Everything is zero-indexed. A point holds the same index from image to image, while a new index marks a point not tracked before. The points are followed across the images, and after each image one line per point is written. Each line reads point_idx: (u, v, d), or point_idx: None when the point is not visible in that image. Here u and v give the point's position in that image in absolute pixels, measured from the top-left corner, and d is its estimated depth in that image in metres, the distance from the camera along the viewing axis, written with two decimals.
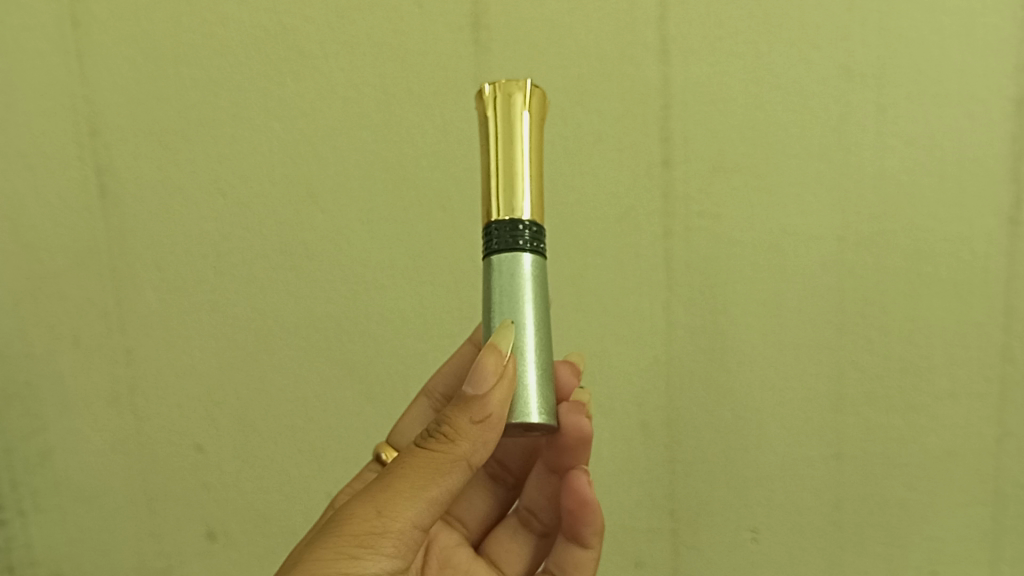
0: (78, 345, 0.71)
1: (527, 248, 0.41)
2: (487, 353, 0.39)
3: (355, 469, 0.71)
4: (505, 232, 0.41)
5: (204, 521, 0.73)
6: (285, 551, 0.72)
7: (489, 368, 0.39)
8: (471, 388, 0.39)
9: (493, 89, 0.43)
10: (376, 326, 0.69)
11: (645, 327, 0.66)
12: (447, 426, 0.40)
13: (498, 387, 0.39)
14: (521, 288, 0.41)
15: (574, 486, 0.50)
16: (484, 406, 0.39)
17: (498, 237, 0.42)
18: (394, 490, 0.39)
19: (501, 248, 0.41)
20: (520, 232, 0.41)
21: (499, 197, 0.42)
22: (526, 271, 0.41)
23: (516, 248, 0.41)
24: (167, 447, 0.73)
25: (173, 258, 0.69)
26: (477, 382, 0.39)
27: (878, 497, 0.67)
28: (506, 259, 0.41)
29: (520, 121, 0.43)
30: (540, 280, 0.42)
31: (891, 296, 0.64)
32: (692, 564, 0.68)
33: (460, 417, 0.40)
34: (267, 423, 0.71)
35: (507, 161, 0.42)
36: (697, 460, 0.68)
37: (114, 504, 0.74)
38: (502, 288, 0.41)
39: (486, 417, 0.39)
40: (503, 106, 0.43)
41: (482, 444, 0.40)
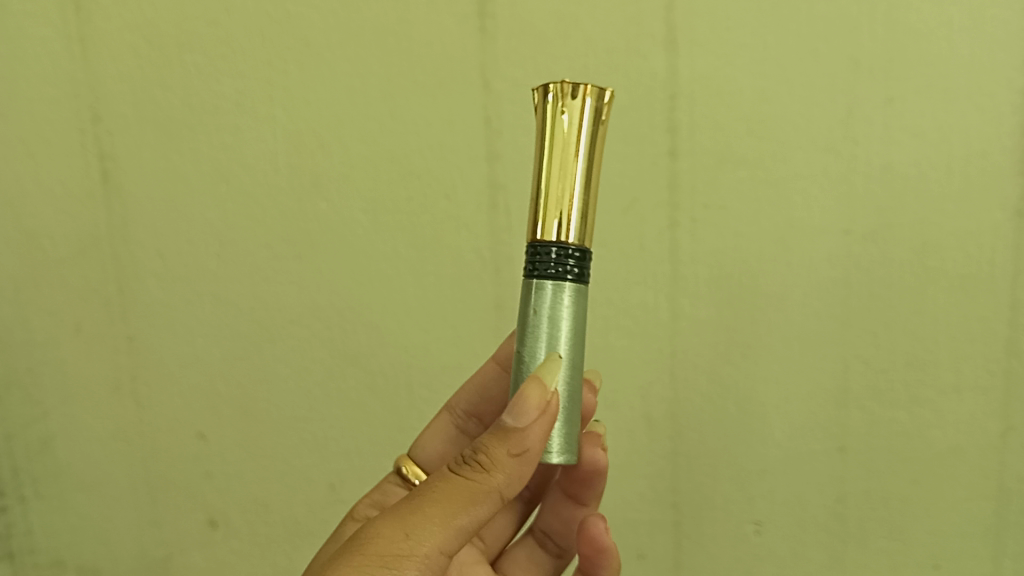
0: (80, 333, 0.71)
1: (570, 277, 0.42)
2: (530, 384, 0.40)
3: (357, 460, 0.70)
4: (553, 255, 0.42)
5: (205, 510, 0.73)
6: (287, 540, 0.72)
7: (532, 401, 0.39)
8: (512, 420, 0.39)
9: (557, 88, 0.41)
10: (379, 315, 0.68)
11: (648, 320, 0.66)
12: (483, 455, 0.40)
13: (538, 421, 0.39)
14: (560, 317, 0.42)
15: (591, 535, 0.52)
16: (524, 438, 0.39)
17: (542, 261, 0.42)
18: (424, 513, 0.38)
19: (543, 277, 0.42)
20: (566, 260, 0.41)
21: (546, 218, 0.41)
22: (567, 301, 0.42)
23: (560, 276, 0.42)
24: (168, 436, 0.72)
25: (176, 248, 0.69)
26: (518, 414, 0.39)
27: (881, 491, 0.67)
28: (550, 286, 0.42)
29: (583, 132, 0.41)
30: (579, 309, 0.42)
31: (896, 289, 0.64)
32: (692, 555, 0.69)
33: (496, 447, 0.40)
34: (269, 413, 0.71)
35: (564, 174, 0.41)
36: (700, 453, 0.67)
37: (117, 491, 0.74)
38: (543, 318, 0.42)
39: (524, 450, 0.40)
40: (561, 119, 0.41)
41: (516, 478, 0.40)
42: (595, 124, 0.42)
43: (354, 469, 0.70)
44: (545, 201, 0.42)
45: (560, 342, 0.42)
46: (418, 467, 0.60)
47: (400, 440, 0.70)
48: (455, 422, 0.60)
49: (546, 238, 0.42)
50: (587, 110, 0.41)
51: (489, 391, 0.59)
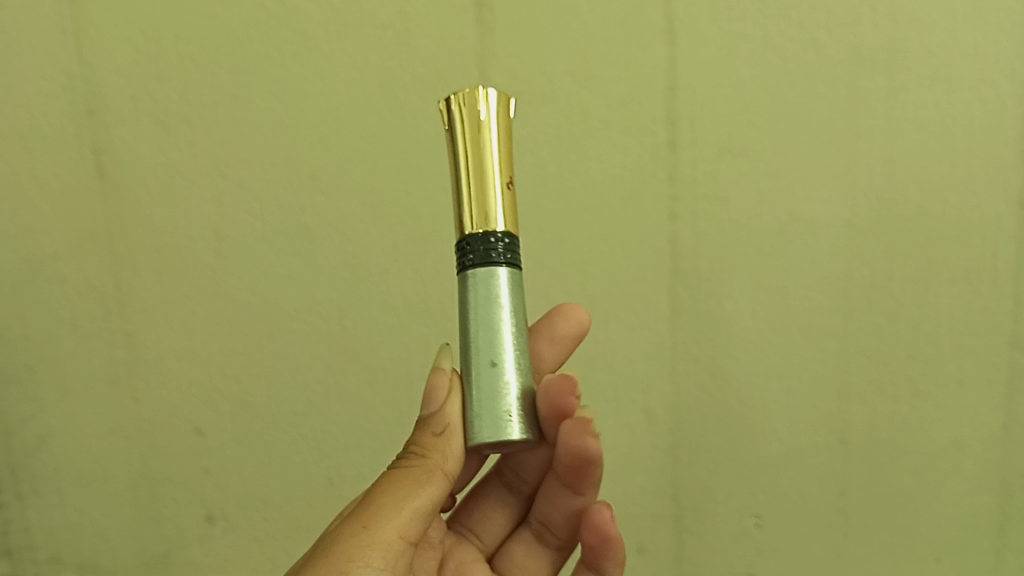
0: (77, 328, 0.71)
1: (503, 262, 0.41)
2: (433, 372, 0.42)
3: (357, 455, 0.70)
4: (480, 245, 0.41)
5: (203, 506, 0.73)
6: (286, 537, 0.72)
7: (438, 381, 0.41)
8: (428, 407, 0.41)
9: (457, 99, 0.42)
10: (378, 310, 0.68)
11: (649, 313, 0.65)
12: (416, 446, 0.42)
13: (451, 396, 0.41)
14: (498, 298, 0.41)
15: (597, 522, 0.49)
16: (442, 418, 0.41)
17: (468, 250, 0.41)
18: (379, 502, 0.41)
19: (474, 264, 0.41)
20: (495, 246, 0.41)
21: (471, 213, 0.41)
22: (503, 283, 0.41)
23: (493, 262, 0.40)
24: (166, 432, 0.72)
25: (173, 242, 0.69)
26: (430, 398, 0.41)
27: (884, 486, 0.66)
28: (482, 272, 0.40)
29: (490, 124, 0.41)
30: (516, 291, 0.41)
31: (900, 282, 0.63)
32: (693, 551, 0.68)
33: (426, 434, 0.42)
34: (268, 408, 0.70)
35: (482, 162, 0.41)
36: (700, 447, 0.67)
37: (113, 488, 0.73)
38: (477, 301, 0.41)
39: (448, 429, 0.41)
40: (466, 120, 0.41)
41: (452, 454, 0.41)
42: (502, 120, 0.42)
43: (354, 464, 0.70)
44: (467, 198, 0.41)
45: (503, 324, 0.40)
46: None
47: (399, 435, 0.69)
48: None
49: (471, 232, 0.41)
50: (493, 100, 0.42)
51: None
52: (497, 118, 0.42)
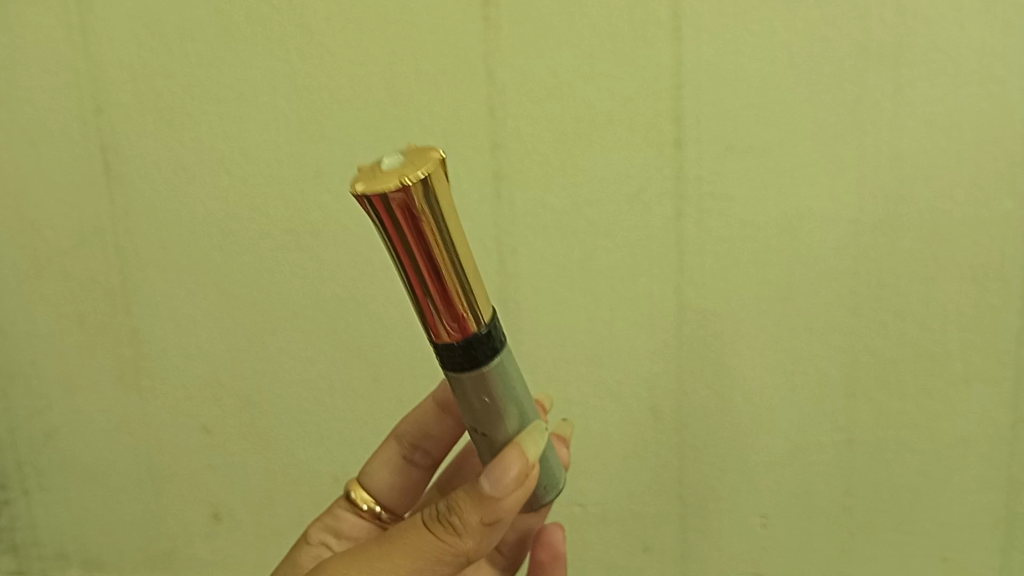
0: (83, 324, 0.71)
1: (492, 350, 0.37)
2: (508, 452, 0.37)
3: (362, 451, 0.71)
4: (464, 348, 0.36)
5: (208, 502, 0.74)
6: (292, 532, 0.73)
7: (508, 470, 0.37)
8: (487, 486, 0.38)
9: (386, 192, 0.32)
10: (383, 307, 0.67)
11: (653, 310, 0.65)
12: (455, 517, 0.39)
13: (514, 492, 0.38)
14: (501, 386, 0.38)
15: (549, 540, 0.55)
16: (496, 505, 0.38)
17: (471, 348, 0.36)
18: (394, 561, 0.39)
19: (470, 363, 0.36)
20: (483, 341, 0.36)
21: (445, 323, 0.35)
22: (500, 370, 0.37)
23: (485, 357, 0.37)
24: (171, 428, 0.72)
25: (178, 239, 0.69)
26: (495, 481, 0.37)
27: (889, 484, 0.66)
28: (480, 368, 0.37)
29: (435, 214, 0.33)
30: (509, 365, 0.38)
31: (907, 279, 0.63)
32: (699, 547, 0.69)
33: (466, 508, 0.38)
34: (272, 404, 0.71)
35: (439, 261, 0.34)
36: (705, 444, 0.67)
37: (122, 482, 0.75)
38: (485, 393, 0.37)
39: (495, 518, 0.38)
40: (404, 216, 0.33)
41: (482, 538, 0.39)
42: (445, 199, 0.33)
43: (359, 460, 0.71)
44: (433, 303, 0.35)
45: (511, 404, 0.38)
46: (367, 493, 0.59)
47: None
48: (401, 453, 0.58)
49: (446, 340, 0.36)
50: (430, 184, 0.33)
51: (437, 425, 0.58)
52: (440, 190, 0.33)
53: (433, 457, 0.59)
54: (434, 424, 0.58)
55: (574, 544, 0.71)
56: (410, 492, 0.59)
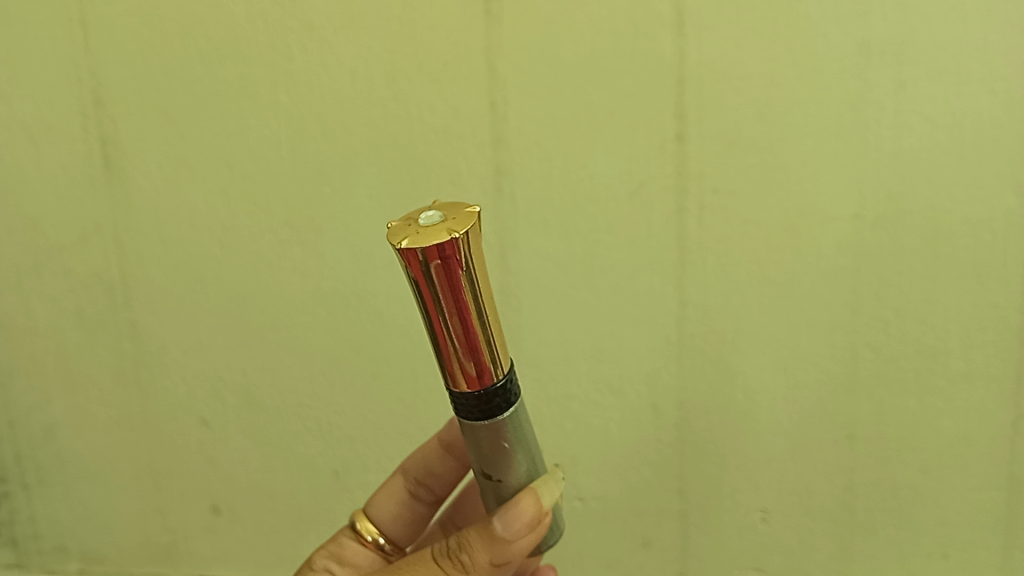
0: (83, 320, 0.71)
1: (507, 407, 0.38)
2: (523, 497, 0.40)
3: (362, 447, 0.71)
4: (481, 400, 0.37)
5: (208, 497, 0.74)
6: (293, 526, 0.73)
7: (523, 515, 0.40)
8: (499, 528, 0.41)
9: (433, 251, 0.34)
10: (383, 303, 0.67)
11: (654, 307, 0.65)
12: (466, 554, 0.43)
13: (524, 537, 0.41)
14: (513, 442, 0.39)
15: None
16: (506, 548, 0.41)
17: (489, 397, 0.37)
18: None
19: (483, 416, 0.38)
20: (500, 397, 0.38)
21: (469, 374, 0.36)
22: (513, 427, 0.39)
23: (499, 414, 0.38)
24: (171, 423, 0.72)
25: (179, 236, 0.69)
26: (508, 525, 0.40)
27: (889, 482, 0.66)
28: (495, 424, 0.38)
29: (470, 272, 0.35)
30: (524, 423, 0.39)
31: (908, 277, 0.63)
32: (698, 544, 0.69)
33: (477, 549, 0.42)
34: (273, 400, 0.71)
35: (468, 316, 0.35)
36: (705, 441, 0.67)
37: (121, 478, 0.75)
38: (496, 446, 0.39)
39: (503, 559, 0.42)
40: (445, 272, 0.34)
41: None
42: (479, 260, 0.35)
43: (359, 456, 0.71)
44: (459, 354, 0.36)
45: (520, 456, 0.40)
46: (372, 523, 0.60)
47: (404, 427, 0.70)
48: (405, 489, 0.59)
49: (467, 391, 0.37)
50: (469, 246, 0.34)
51: (444, 462, 0.59)
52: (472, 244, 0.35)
53: (435, 493, 0.60)
54: (438, 462, 0.59)
55: (574, 542, 0.71)
56: (414, 526, 0.60)
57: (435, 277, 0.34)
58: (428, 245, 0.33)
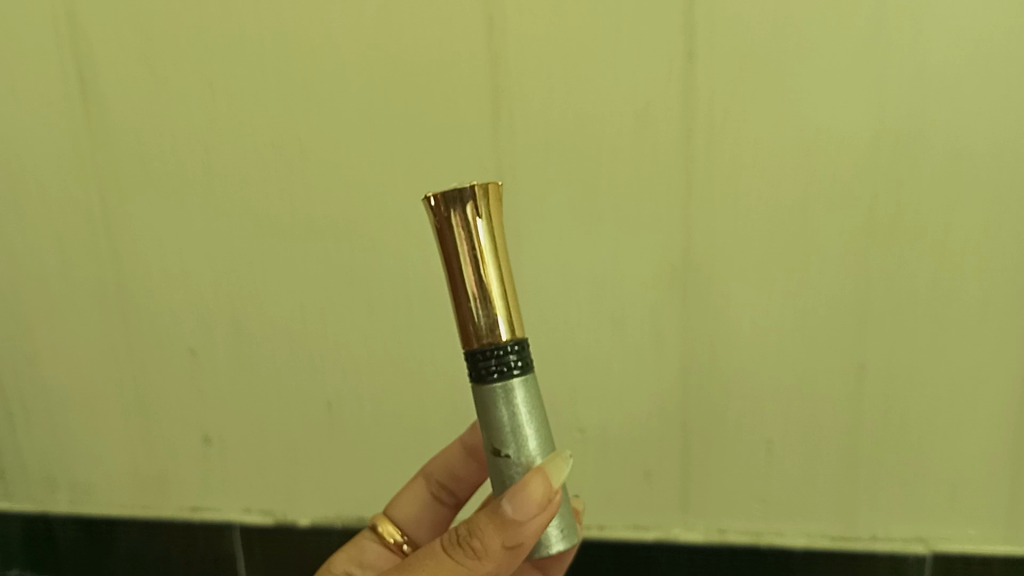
0: (63, 245, 0.68)
1: (516, 371, 0.35)
2: (531, 477, 0.34)
3: (355, 379, 0.68)
4: (486, 357, 0.35)
5: (198, 427, 0.72)
6: (284, 457, 0.71)
7: (532, 496, 0.34)
8: (509, 510, 0.34)
9: (444, 199, 0.35)
10: (376, 228, 0.64)
11: (660, 234, 0.61)
12: (477, 540, 0.36)
13: (537, 518, 0.35)
14: (520, 413, 0.35)
15: None
16: (518, 532, 0.35)
17: (495, 355, 0.35)
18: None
19: (486, 378, 0.35)
20: (505, 357, 0.35)
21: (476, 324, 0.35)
22: (520, 398, 0.35)
23: (504, 376, 0.35)
24: (158, 352, 0.70)
25: (161, 161, 0.65)
26: (517, 506, 0.34)
27: (898, 416, 0.63)
28: (500, 388, 0.35)
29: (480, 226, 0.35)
30: (535, 399, 0.36)
31: (927, 203, 0.58)
32: (698, 476, 0.67)
33: (488, 532, 0.36)
34: (262, 329, 0.68)
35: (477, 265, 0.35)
36: (709, 372, 0.64)
37: (107, 407, 0.73)
38: (499, 413, 0.35)
39: (518, 544, 0.35)
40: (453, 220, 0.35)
41: (508, 562, 0.36)
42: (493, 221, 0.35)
43: (353, 387, 0.68)
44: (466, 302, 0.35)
45: (526, 429, 0.36)
46: (394, 526, 0.58)
47: (398, 359, 0.66)
48: (428, 493, 0.58)
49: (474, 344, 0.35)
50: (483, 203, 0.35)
51: (469, 468, 0.57)
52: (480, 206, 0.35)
53: (457, 498, 0.58)
54: (460, 466, 0.58)
55: (573, 475, 0.69)
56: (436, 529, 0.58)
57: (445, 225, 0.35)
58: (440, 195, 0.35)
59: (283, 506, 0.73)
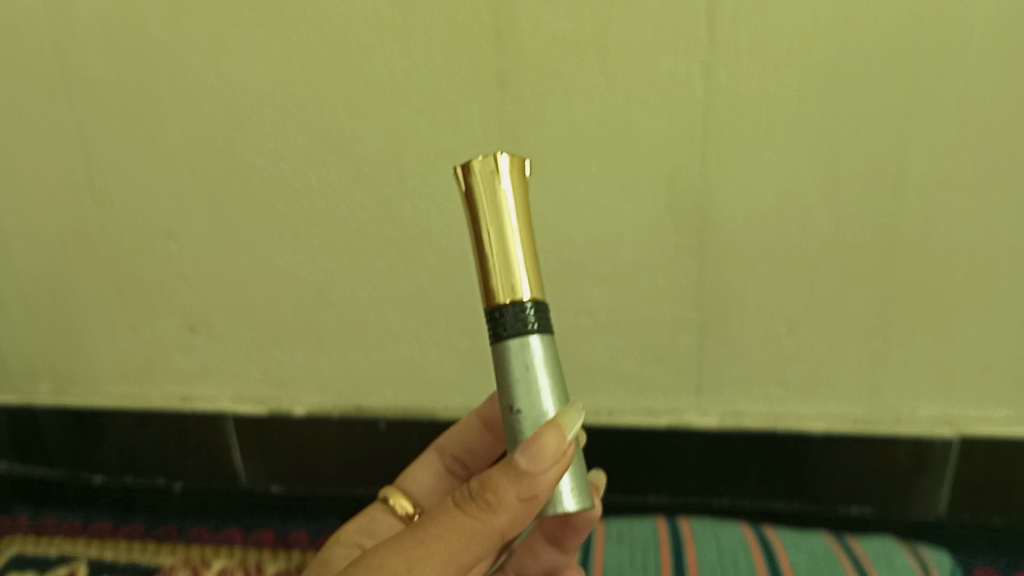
0: (25, 119, 0.63)
1: (535, 327, 0.28)
2: (544, 428, 0.27)
3: (345, 260, 0.61)
4: (507, 323, 0.28)
5: (183, 313, 0.67)
6: (273, 343, 0.66)
7: (546, 450, 0.27)
8: (521, 464, 0.27)
9: (470, 167, 0.27)
10: (361, 92, 0.56)
11: (677, 95, 0.53)
12: (489, 493, 0.29)
13: (555, 468, 0.27)
14: (537, 372, 0.28)
15: None
16: (534, 484, 0.28)
17: (517, 322, 0.28)
18: (426, 553, 0.29)
19: (502, 338, 0.28)
20: (526, 317, 0.28)
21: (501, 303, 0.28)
22: (539, 355, 0.28)
23: (522, 335, 0.28)
24: (135, 232, 0.64)
25: (117, 21, 0.57)
26: (530, 461, 0.27)
27: (933, 289, 0.56)
28: (515, 345, 0.28)
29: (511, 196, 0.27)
30: (554, 359, 0.28)
31: (981, 47, 0.49)
32: (714, 357, 0.61)
33: (505, 482, 0.28)
34: (244, 208, 0.61)
35: (505, 244, 0.27)
36: (729, 247, 0.57)
37: (86, 293, 0.68)
38: (513, 375, 0.28)
39: (534, 495, 0.28)
40: (481, 191, 0.27)
41: (526, 518, 0.29)
42: (525, 191, 0.28)
43: (343, 269, 0.62)
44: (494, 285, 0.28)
45: (545, 397, 0.28)
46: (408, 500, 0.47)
47: (393, 238, 0.60)
48: (441, 467, 0.47)
49: (496, 317, 0.28)
50: (513, 169, 0.28)
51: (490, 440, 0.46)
52: (510, 169, 0.28)
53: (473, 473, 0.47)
54: (472, 435, 0.46)
55: (577, 361, 0.64)
56: None
57: (471, 197, 0.28)
58: (462, 164, 0.28)
59: (277, 394, 0.68)
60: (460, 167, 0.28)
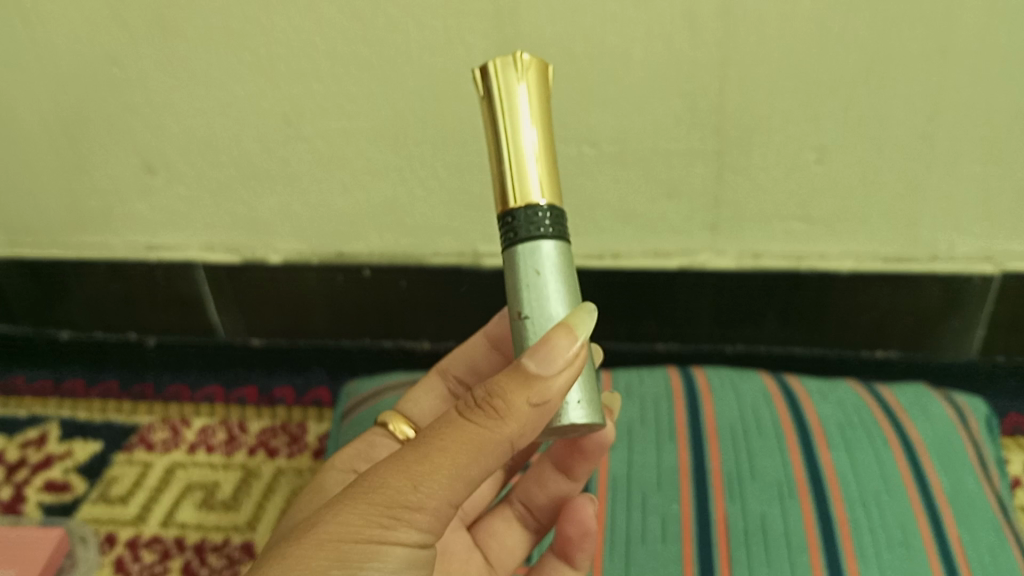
0: None
1: (548, 230, 0.24)
2: (553, 331, 0.23)
3: (316, 87, 0.51)
4: (517, 231, 0.24)
5: (137, 151, 0.57)
6: (242, 186, 0.57)
7: (555, 354, 0.23)
8: (527, 370, 0.23)
9: (489, 65, 0.24)
10: None
11: None
12: (498, 401, 0.24)
13: (564, 372, 0.23)
14: (547, 280, 0.24)
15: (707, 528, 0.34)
16: (543, 392, 0.23)
17: (526, 227, 0.24)
18: (429, 467, 0.23)
19: (510, 245, 0.25)
20: (537, 222, 0.24)
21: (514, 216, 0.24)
22: (550, 261, 0.24)
23: (531, 240, 0.24)
24: (71, 57, 0.52)
25: None
26: (539, 366, 0.23)
27: (987, 107, 0.47)
28: (522, 251, 0.24)
29: (530, 99, 0.24)
30: (569, 269, 0.25)
31: None
32: (733, 192, 0.53)
33: (513, 386, 0.23)
34: (194, 25, 0.49)
35: (518, 148, 0.24)
36: (756, 63, 0.47)
37: (21, 128, 0.57)
38: (520, 282, 0.24)
39: (543, 404, 0.24)
40: (498, 92, 0.24)
41: (539, 427, 0.24)
42: (548, 93, 0.24)
43: (314, 98, 0.51)
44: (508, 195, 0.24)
45: (556, 309, 0.24)
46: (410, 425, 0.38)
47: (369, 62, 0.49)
48: (445, 390, 0.38)
49: (508, 230, 0.25)
50: (535, 69, 0.24)
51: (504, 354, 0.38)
52: (531, 70, 0.24)
53: None
54: (479, 352, 0.38)
55: (579, 203, 0.55)
56: None
57: (488, 99, 0.24)
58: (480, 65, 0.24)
59: (251, 240, 0.61)
60: (478, 68, 0.25)
